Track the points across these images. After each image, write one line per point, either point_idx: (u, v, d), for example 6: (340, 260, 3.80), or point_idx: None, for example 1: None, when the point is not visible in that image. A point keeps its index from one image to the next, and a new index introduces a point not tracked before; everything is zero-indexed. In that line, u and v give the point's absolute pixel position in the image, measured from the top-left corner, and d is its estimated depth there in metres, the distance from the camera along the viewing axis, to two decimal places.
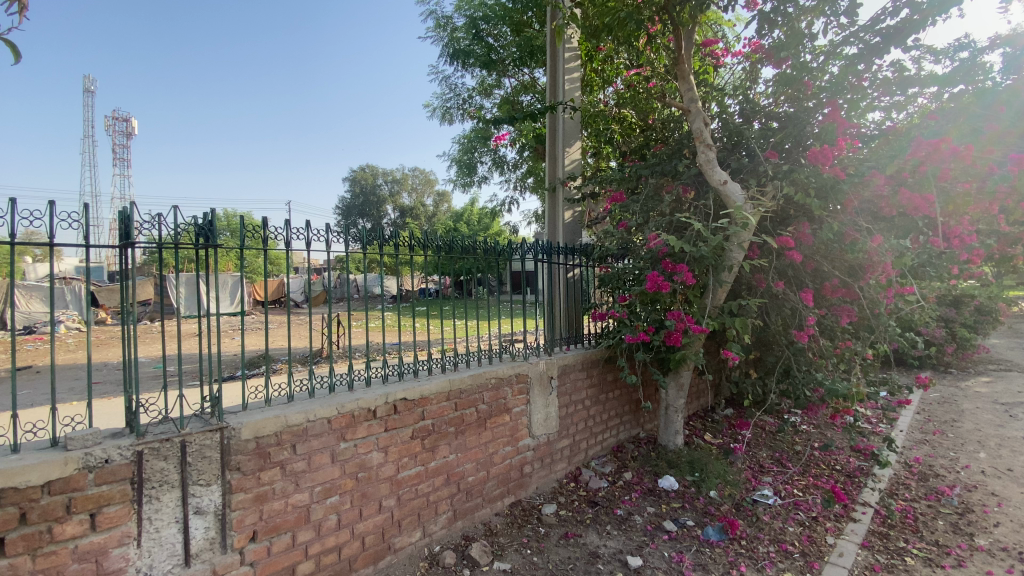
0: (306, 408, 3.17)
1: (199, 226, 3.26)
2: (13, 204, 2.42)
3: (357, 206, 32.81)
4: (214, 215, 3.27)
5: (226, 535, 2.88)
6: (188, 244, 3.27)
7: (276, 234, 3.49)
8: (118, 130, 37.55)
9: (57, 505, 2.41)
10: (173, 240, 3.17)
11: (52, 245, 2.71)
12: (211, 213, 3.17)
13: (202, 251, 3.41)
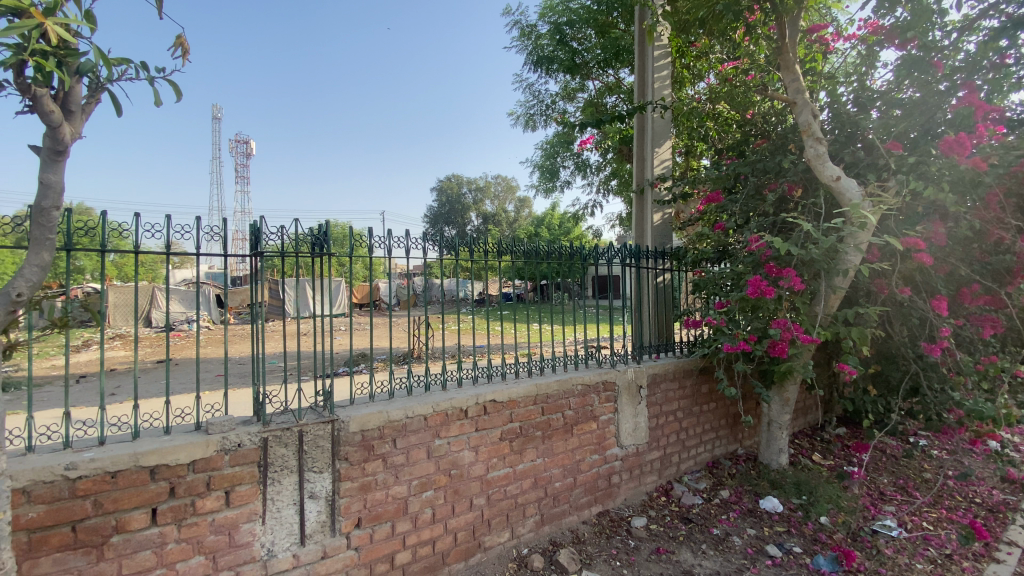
0: (405, 405, 3.35)
1: (314, 236, 3.62)
2: (167, 220, 2.81)
3: (443, 214, 34.23)
4: (326, 225, 3.60)
5: (335, 520, 3.11)
6: (305, 252, 3.59)
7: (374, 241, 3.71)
8: (240, 152, 42.30)
9: (199, 482, 2.74)
10: (287, 250, 3.50)
11: (195, 254, 3.12)
12: (324, 224, 3.51)
13: (315, 258, 3.73)
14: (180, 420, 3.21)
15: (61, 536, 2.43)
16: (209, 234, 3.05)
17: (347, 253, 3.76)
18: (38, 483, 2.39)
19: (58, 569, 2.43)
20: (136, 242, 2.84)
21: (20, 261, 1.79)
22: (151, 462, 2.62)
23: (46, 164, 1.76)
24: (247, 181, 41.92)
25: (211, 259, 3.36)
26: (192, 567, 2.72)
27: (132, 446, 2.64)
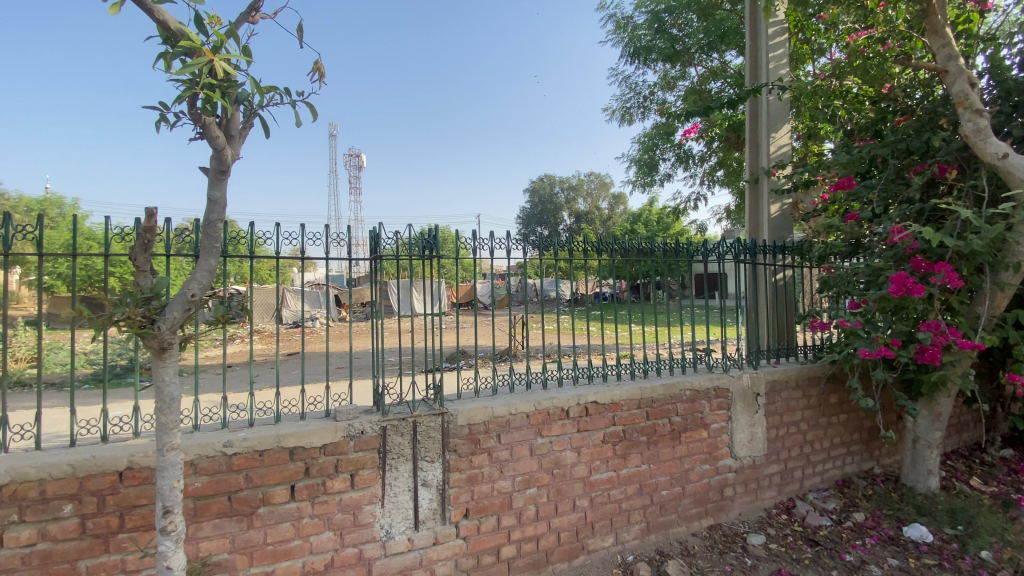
0: (509, 402, 3.42)
1: (426, 237, 3.86)
2: (302, 228, 3.14)
3: (536, 215, 34.60)
4: (436, 228, 3.83)
5: (446, 509, 3.27)
6: (414, 254, 3.81)
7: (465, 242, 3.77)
8: (352, 164, 46.23)
9: (329, 464, 3.03)
10: (397, 253, 3.75)
11: (318, 259, 3.43)
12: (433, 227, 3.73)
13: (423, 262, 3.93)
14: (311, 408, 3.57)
15: (220, 504, 2.81)
16: (335, 239, 3.38)
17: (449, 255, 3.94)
18: (204, 457, 2.78)
19: (218, 532, 2.81)
20: (279, 250, 3.22)
21: (194, 267, 2.10)
22: (290, 443, 2.93)
23: (213, 182, 2.03)
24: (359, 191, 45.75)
25: (330, 263, 3.69)
26: (323, 541, 3.00)
27: (274, 428, 2.98)
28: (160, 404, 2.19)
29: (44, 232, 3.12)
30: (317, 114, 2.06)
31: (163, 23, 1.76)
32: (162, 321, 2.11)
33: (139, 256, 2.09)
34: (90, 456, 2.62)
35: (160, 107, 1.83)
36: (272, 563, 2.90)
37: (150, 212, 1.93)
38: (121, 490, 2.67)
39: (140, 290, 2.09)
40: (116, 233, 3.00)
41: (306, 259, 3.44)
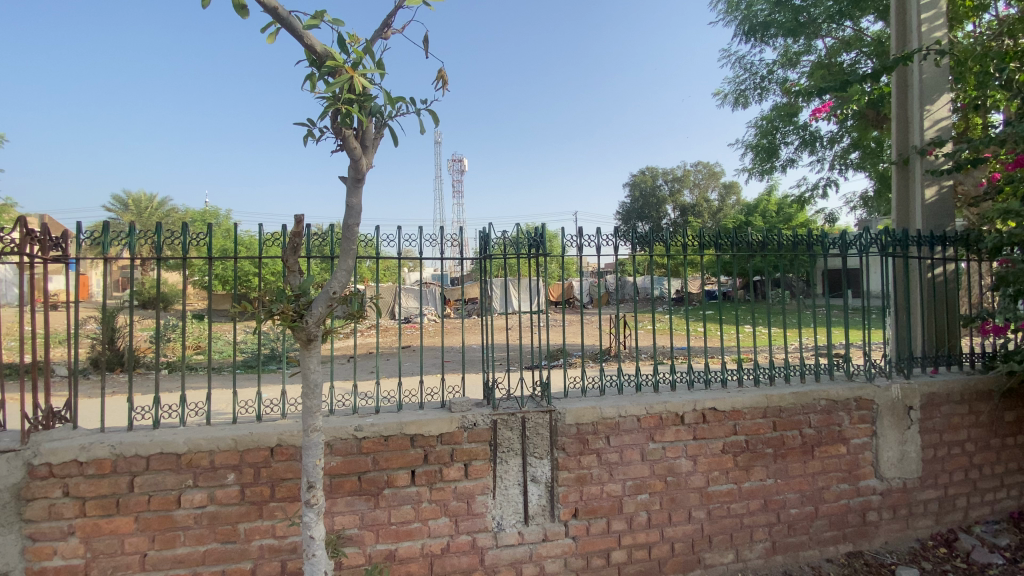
0: (619, 404, 3.34)
1: (527, 236, 3.88)
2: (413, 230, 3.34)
3: (637, 210, 33.51)
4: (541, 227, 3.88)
5: (555, 506, 3.28)
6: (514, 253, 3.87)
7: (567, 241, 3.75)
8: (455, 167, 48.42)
9: (445, 453, 3.18)
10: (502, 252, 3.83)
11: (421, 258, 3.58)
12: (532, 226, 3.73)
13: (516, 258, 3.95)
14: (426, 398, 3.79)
15: (351, 483, 3.08)
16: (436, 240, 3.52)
17: (553, 253, 3.93)
18: (338, 439, 3.07)
19: (349, 509, 3.08)
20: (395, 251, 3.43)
21: (336, 266, 2.34)
22: (410, 431, 3.14)
23: (351, 189, 2.22)
24: (461, 193, 47.78)
25: (437, 261, 3.87)
26: (440, 526, 3.17)
27: (397, 416, 3.21)
28: (306, 389, 2.46)
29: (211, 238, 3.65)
30: (438, 120, 2.16)
31: (310, 47, 1.95)
32: (309, 316, 2.36)
33: (290, 258, 2.36)
34: (248, 433, 3.01)
35: (308, 124, 2.01)
36: (395, 542, 3.11)
37: (301, 219, 2.18)
38: (272, 464, 3.04)
39: (291, 289, 2.36)
40: (267, 239, 3.40)
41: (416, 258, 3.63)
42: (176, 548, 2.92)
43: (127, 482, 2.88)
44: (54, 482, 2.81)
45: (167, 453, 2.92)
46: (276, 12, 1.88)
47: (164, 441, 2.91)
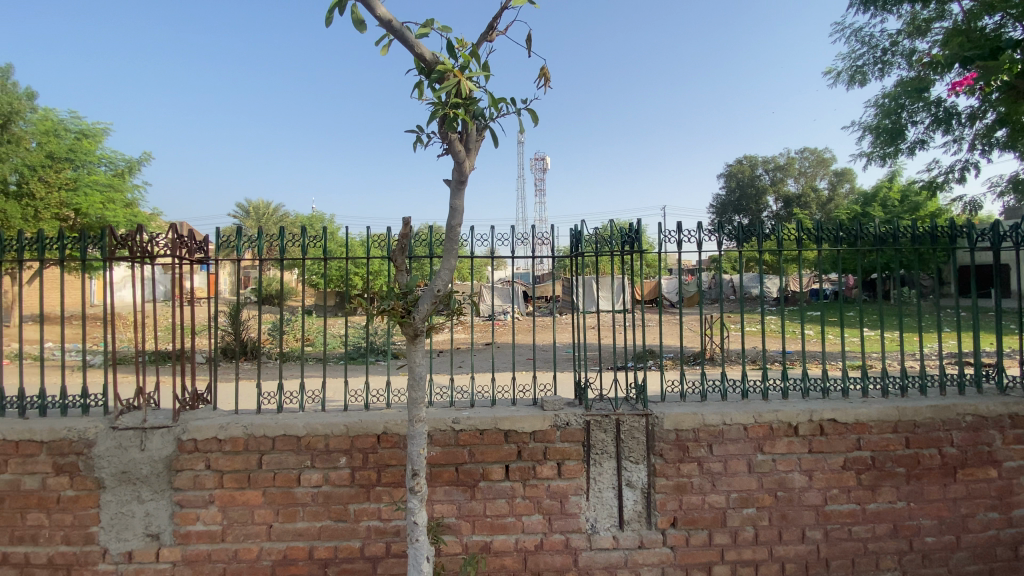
0: (722, 410, 3.17)
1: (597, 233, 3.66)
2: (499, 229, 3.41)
3: (733, 201, 31.46)
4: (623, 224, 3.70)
5: (652, 513, 3.19)
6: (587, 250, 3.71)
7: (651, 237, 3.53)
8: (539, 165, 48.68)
9: (538, 450, 3.19)
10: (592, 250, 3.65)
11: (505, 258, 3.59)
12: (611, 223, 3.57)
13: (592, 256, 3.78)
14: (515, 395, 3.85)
15: (448, 473, 3.19)
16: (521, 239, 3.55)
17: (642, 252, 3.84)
18: (437, 430, 3.20)
19: (447, 498, 3.19)
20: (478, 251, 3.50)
21: (439, 266, 2.43)
22: (505, 426, 3.19)
23: (455, 191, 2.29)
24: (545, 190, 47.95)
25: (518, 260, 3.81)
26: (533, 523, 3.18)
27: (492, 412, 3.27)
28: (412, 381, 2.58)
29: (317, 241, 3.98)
30: (537, 121, 2.18)
31: (420, 56, 2.03)
32: (416, 312, 2.48)
33: (398, 258, 2.50)
34: (358, 420, 3.24)
35: (418, 131, 2.10)
36: (490, 534, 3.18)
37: (408, 222, 2.30)
38: (379, 450, 3.24)
39: (399, 287, 2.49)
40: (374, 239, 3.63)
41: (496, 258, 3.65)
42: (296, 522, 3.21)
43: (256, 459, 3.21)
44: (198, 456, 3.19)
45: (290, 435, 3.22)
46: (390, 25, 1.98)
47: (287, 424, 3.21)
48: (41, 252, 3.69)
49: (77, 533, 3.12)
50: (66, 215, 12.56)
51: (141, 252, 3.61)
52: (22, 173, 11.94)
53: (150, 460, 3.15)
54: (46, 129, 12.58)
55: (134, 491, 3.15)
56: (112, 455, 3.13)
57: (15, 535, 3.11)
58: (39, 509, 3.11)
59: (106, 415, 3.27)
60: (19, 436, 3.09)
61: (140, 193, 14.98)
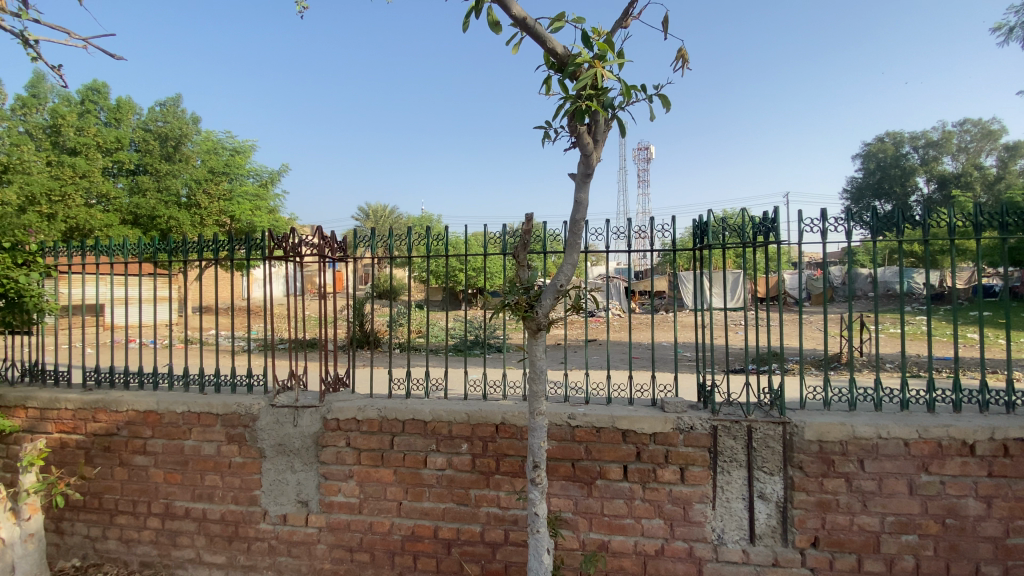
0: (877, 422, 2.87)
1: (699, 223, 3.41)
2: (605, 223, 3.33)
3: (872, 185, 27.82)
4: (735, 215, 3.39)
5: (788, 530, 2.97)
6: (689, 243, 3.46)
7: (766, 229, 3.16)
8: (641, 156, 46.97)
9: (659, 453, 3.07)
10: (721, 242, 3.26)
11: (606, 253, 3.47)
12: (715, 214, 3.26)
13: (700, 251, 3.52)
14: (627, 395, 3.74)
15: (565, 469, 3.17)
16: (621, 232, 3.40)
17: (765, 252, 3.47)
18: (554, 424, 3.18)
19: (564, 493, 3.17)
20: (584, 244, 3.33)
21: (563, 261, 2.38)
22: (623, 426, 3.09)
23: (580, 185, 2.21)
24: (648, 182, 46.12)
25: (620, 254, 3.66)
26: (654, 527, 3.07)
27: (609, 410, 3.19)
28: (533, 374, 2.58)
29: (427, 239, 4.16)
30: (671, 105, 1.98)
31: (551, 50, 2.05)
32: (538, 306, 2.46)
33: (521, 254, 2.50)
34: (478, 409, 3.36)
35: (546, 126, 2.08)
36: (608, 533, 3.12)
37: (534, 217, 2.28)
38: (497, 440, 3.34)
39: (522, 282, 2.52)
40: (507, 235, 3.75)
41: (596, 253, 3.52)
42: (423, 502, 3.42)
43: (388, 440, 3.47)
44: (339, 434, 3.53)
45: (417, 420, 3.44)
46: (524, 22, 2.01)
47: (414, 409, 3.44)
48: (214, 252, 4.30)
49: (243, 494, 3.60)
50: (223, 221, 14.63)
51: (293, 252, 4.07)
52: (192, 187, 14.09)
53: (301, 435, 3.56)
54: (208, 149, 14.74)
55: (288, 462, 3.57)
56: (271, 429, 3.57)
57: (196, 493, 3.66)
58: (215, 472, 3.64)
59: (265, 394, 3.73)
60: (200, 409, 3.64)
61: (278, 199, 16.96)
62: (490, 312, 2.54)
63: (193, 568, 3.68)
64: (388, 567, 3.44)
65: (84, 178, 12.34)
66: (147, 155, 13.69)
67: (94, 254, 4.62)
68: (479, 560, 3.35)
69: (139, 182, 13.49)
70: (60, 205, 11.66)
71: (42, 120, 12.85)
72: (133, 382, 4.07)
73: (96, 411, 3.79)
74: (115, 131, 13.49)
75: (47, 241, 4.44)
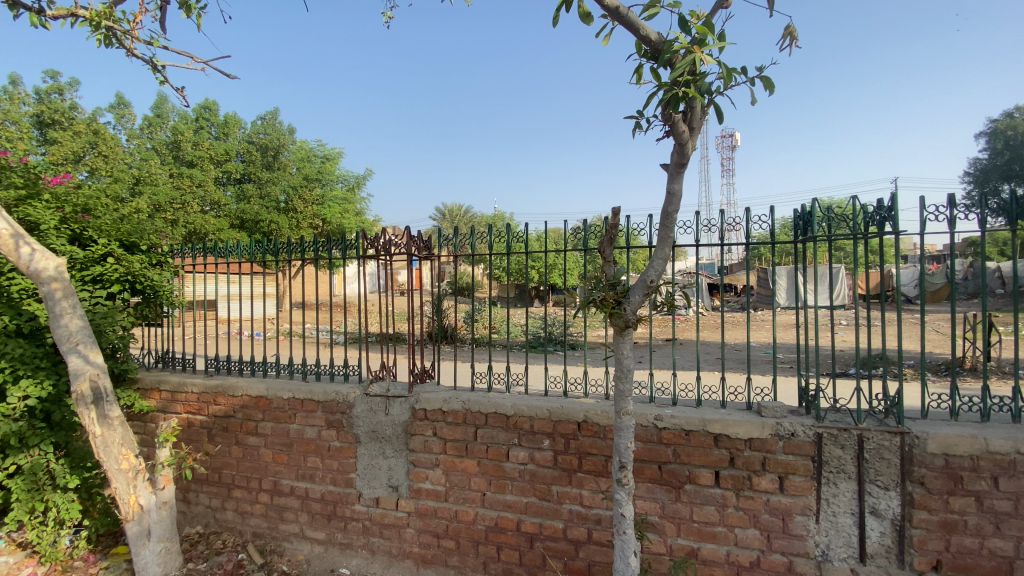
0: (1015, 436, 2.56)
1: (799, 214, 3.17)
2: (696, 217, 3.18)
3: (1000, 166, 24.37)
4: (840, 205, 3.10)
5: (905, 551, 2.71)
6: (789, 237, 3.22)
7: (879, 218, 2.86)
8: (724, 145, 44.49)
9: (755, 459, 2.89)
10: (827, 234, 2.99)
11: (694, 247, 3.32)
12: (816, 203, 3.02)
13: (800, 245, 3.25)
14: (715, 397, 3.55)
15: (651, 471, 3.06)
16: (711, 225, 3.23)
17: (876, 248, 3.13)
18: (639, 425, 3.09)
19: (650, 496, 3.07)
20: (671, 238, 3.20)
21: (653, 254, 2.22)
22: (715, 430, 2.94)
23: (673, 176, 2.04)
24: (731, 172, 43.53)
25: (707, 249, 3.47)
26: (749, 537, 2.90)
27: (699, 412, 3.05)
28: (619, 372, 2.39)
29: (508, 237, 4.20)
30: (776, 87, 1.76)
31: (645, 38, 2.00)
32: (627, 304, 2.28)
33: (607, 250, 2.36)
34: (560, 406, 3.35)
35: (638, 116, 1.98)
36: (698, 541, 2.99)
37: (620, 211, 2.12)
38: (579, 437, 3.31)
39: (607, 277, 2.37)
40: (593, 228, 3.68)
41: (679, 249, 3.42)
42: (506, 494, 3.48)
43: (472, 432, 3.57)
44: (427, 424, 3.68)
45: (500, 414, 3.49)
46: (616, 12, 1.96)
47: (497, 403, 3.50)
48: (312, 252, 4.63)
49: (340, 477, 3.86)
50: (315, 223, 15.78)
51: (384, 251, 4.32)
52: (289, 194, 15.35)
53: (392, 423, 3.75)
54: (302, 157, 15.96)
55: (380, 448, 3.78)
56: (365, 416, 3.79)
57: (300, 473, 3.99)
58: (316, 455, 3.94)
59: (359, 384, 3.97)
60: (303, 395, 3.95)
61: (362, 201, 18.00)
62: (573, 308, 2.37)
63: (297, 541, 4.01)
64: (473, 556, 3.54)
65: (200, 187, 13.85)
66: (250, 165, 15.07)
67: (212, 255, 5.15)
68: (562, 556, 3.35)
69: (243, 190, 14.89)
70: (180, 212, 13.19)
71: (165, 137, 14.58)
72: (245, 369, 4.50)
73: (216, 394, 4.23)
74: (224, 144, 15.00)
75: (175, 244, 5.01)
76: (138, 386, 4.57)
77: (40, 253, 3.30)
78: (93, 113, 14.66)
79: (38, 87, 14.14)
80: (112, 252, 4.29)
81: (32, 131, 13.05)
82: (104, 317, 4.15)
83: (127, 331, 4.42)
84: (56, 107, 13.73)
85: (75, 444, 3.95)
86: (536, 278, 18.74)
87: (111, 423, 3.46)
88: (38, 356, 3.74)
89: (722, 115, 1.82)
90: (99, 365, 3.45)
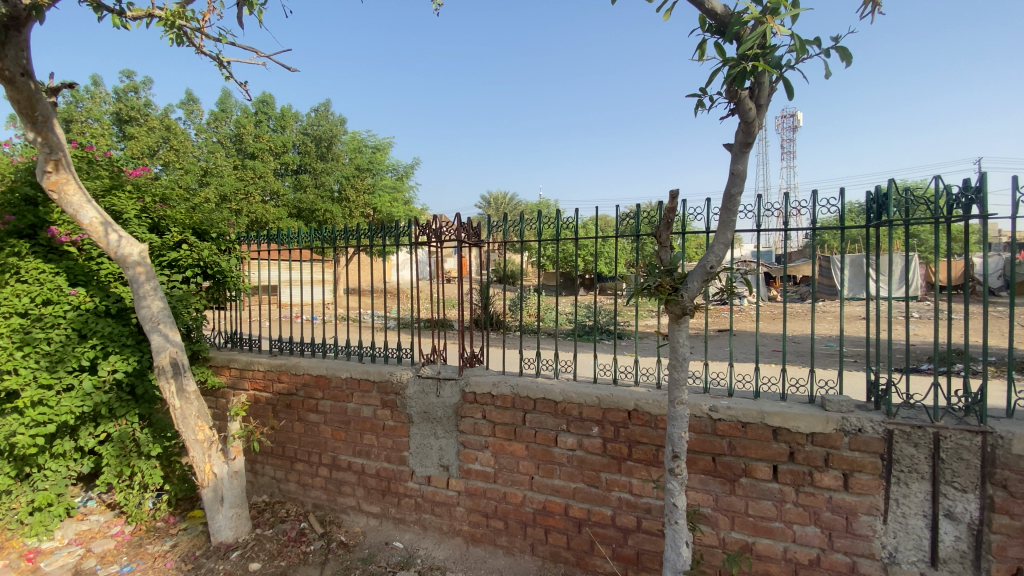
0: None
1: (874, 196, 2.97)
2: (759, 200, 3.03)
3: None
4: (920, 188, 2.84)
5: (982, 557, 2.55)
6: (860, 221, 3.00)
7: (960, 201, 2.63)
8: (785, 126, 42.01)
9: (817, 455, 2.76)
10: (904, 217, 2.77)
11: (754, 233, 3.17)
12: (888, 184, 2.82)
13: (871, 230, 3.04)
14: (775, 388, 3.40)
15: (705, 462, 2.99)
16: (773, 210, 3.07)
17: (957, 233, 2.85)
18: (693, 415, 3.02)
19: (703, 488, 3.00)
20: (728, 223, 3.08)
21: (713, 239, 2.14)
22: (774, 423, 2.84)
23: (737, 156, 1.95)
24: (793, 155, 40.92)
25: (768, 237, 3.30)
26: (809, 534, 2.80)
27: (756, 404, 2.94)
28: (673, 361, 2.29)
29: (558, 222, 4.16)
30: (854, 57, 1.64)
31: (710, 11, 1.91)
32: (684, 290, 2.16)
33: (662, 235, 2.24)
34: (610, 394, 3.32)
35: (701, 94, 1.88)
36: (753, 535, 2.90)
37: (679, 194, 2.03)
38: (630, 426, 3.28)
39: (663, 264, 2.22)
40: (645, 215, 3.56)
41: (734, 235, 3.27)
42: (554, 479, 3.51)
43: (521, 416, 3.61)
44: (476, 407, 3.76)
45: (549, 399, 3.51)
46: None
47: (546, 389, 3.51)
48: (366, 239, 4.74)
49: (394, 454, 4.02)
50: (367, 212, 16.28)
51: (434, 235, 4.36)
52: (343, 183, 15.91)
53: (443, 405, 3.85)
54: (355, 147, 16.47)
55: (432, 428, 3.89)
56: (418, 397, 3.91)
57: (357, 449, 4.17)
58: (372, 433, 4.11)
59: (412, 366, 4.09)
60: (360, 375, 4.11)
61: (411, 190, 18.40)
62: (625, 295, 2.26)
63: (354, 514, 4.21)
64: (521, 537, 3.61)
65: (261, 178, 14.54)
66: (306, 156, 15.65)
67: (274, 243, 5.41)
68: (610, 543, 3.35)
69: (300, 180, 15.48)
70: (244, 202, 13.96)
71: (229, 131, 15.35)
72: (306, 351, 4.73)
73: (280, 373, 4.48)
74: (282, 136, 15.52)
75: (242, 232, 5.31)
76: (210, 364, 4.90)
77: (126, 240, 3.60)
78: (165, 109, 15.63)
79: (117, 87, 15.23)
80: (185, 239, 4.60)
81: (113, 128, 14.11)
82: (180, 300, 4.45)
83: (200, 313, 4.73)
84: (133, 104, 14.78)
85: (156, 416, 4.30)
86: (583, 265, 18.56)
87: (187, 397, 3.74)
88: (124, 334, 4.07)
89: (793, 90, 1.70)
90: (178, 343, 3.73)
